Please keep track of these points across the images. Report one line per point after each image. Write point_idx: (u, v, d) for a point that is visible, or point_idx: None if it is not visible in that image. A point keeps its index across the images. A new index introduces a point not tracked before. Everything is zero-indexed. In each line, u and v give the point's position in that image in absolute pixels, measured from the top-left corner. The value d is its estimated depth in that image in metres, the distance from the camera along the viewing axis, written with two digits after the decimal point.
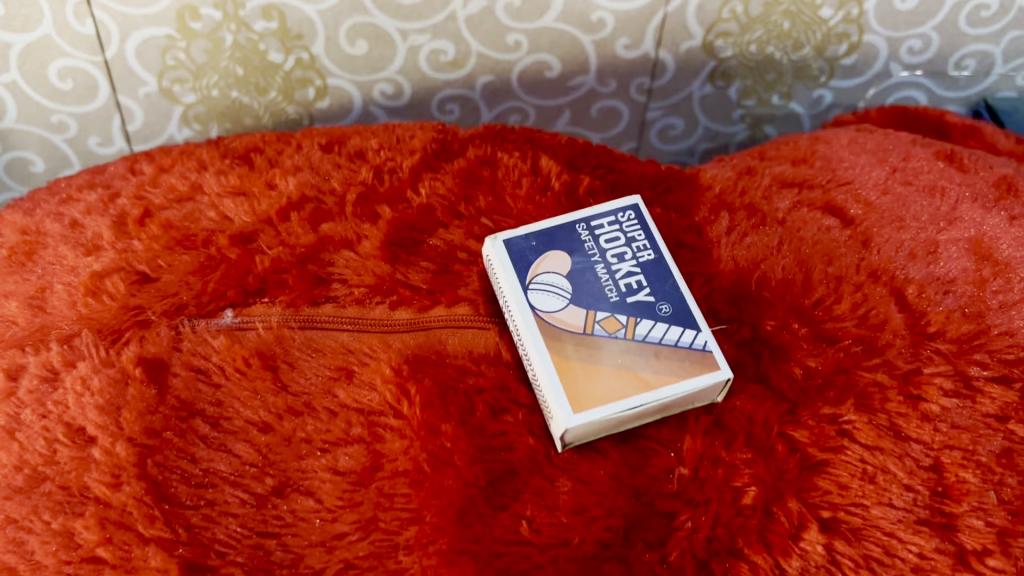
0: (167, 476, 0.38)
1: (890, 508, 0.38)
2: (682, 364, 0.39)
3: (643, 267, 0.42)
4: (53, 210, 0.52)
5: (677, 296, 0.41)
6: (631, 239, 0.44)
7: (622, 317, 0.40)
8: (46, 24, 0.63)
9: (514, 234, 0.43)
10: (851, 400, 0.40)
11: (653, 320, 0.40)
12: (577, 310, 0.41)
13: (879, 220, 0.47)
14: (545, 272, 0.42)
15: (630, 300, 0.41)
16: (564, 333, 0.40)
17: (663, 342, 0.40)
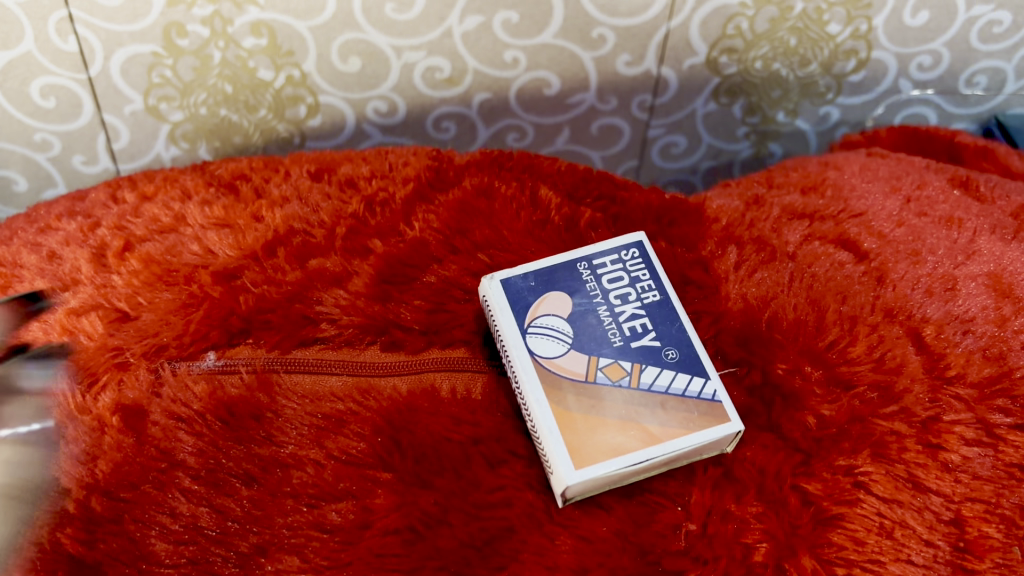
0: (144, 533, 0.36)
1: (908, 564, 0.36)
2: (690, 415, 0.37)
3: (648, 309, 0.40)
4: (31, 241, 0.49)
5: (684, 341, 0.39)
6: (635, 278, 0.42)
7: (626, 363, 0.38)
8: (27, 41, 0.61)
9: (511, 273, 0.41)
10: (868, 450, 0.38)
11: (659, 367, 0.38)
12: (579, 357, 0.38)
13: (894, 254, 0.45)
14: (544, 314, 0.40)
15: (635, 345, 0.39)
16: (567, 381, 0.38)
17: (669, 391, 0.38)
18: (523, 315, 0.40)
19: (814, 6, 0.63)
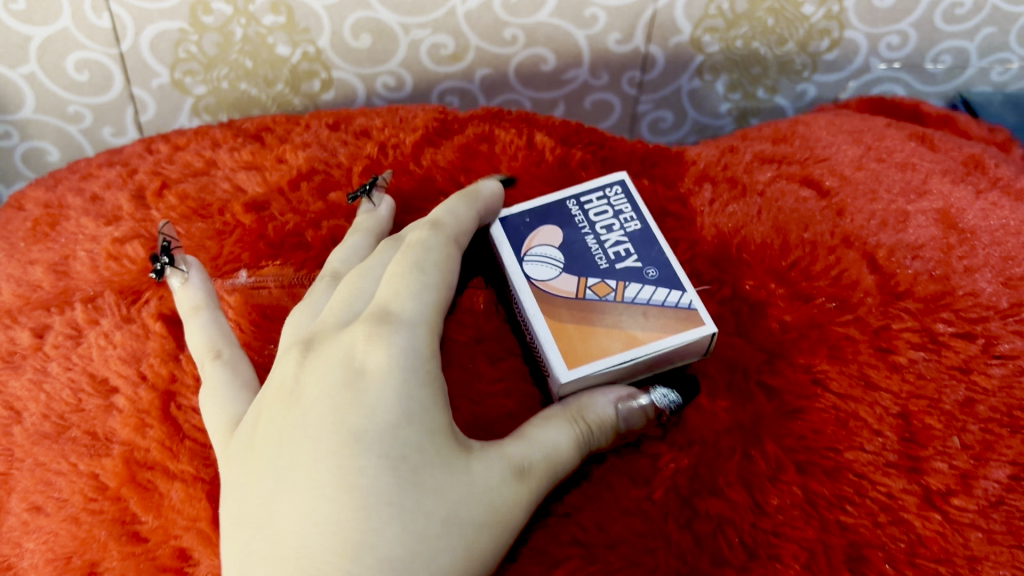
0: (186, 416, 0.42)
1: (862, 451, 0.41)
2: (666, 318, 0.41)
3: (631, 237, 0.45)
4: (75, 186, 0.55)
5: (663, 261, 0.44)
6: (619, 212, 0.46)
7: (611, 283, 0.43)
8: (65, 18, 0.66)
9: (508, 212, 0.47)
10: (825, 351, 0.43)
11: (641, 283, 0.43)
12: (569, 278, 0.43)
13: (853, 192, 0.50)
14: (538, 245, 0.45)
15: (619, 267, 0.44)
16: (557, 298, 0.42)
17: (650, 302, 0.42)
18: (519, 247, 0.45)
19: None
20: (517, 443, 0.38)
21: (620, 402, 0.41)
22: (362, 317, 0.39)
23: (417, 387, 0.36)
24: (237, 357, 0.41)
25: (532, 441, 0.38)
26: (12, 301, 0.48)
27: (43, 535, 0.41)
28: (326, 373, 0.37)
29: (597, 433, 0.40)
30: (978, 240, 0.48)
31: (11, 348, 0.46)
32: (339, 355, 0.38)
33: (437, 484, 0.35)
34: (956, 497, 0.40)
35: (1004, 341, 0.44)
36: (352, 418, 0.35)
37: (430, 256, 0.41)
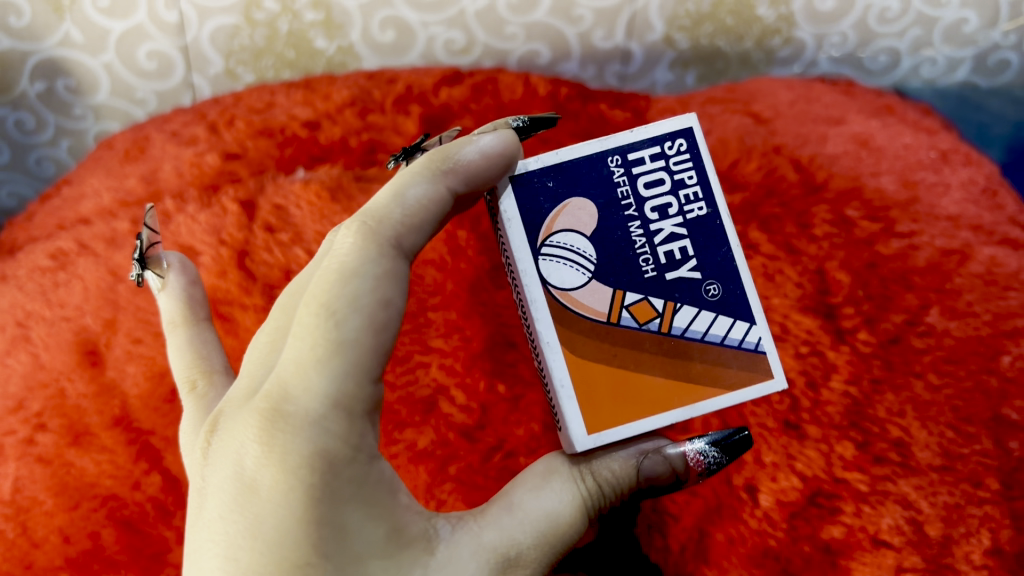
0: (256, 265, 0.54)
1: (786, 297, 0.54)
2: (729, 370, 0.40)
3: (690, 227, 0.40)
4: (159, 124, 0.67)
5: (724, 272, 0.40)
6: (678, 185, 0.41)
7: (657, 303, 0.40)
8: (141, 12, 0.82)
9: (524, 167, 0.40)
10: (755, 223, 0.56)
11: (696, 307, 0.40)
12: (601, 290, 0.40)
13: (785, 120, 0.62)
14: (562, 230, 0.40)
15: (670, 277, 0.40)
16: (589, 323, 0.39)
17: (699, 337, 0.40)
18: (534, 233, 0.40)
19: None
20: (502, 525, 0.38)
21: (645, 457, 0.42)
22: (268, 401, 0.37)
23: (320, 506, 0.35)
24: (212, 388, 0.45)
25: (526, 516, 0.38)
26: (112, 204, 0.61)
27: (143, 359, 0.53)
28: (230, 478, 0.37)
29: (608, 494, 0.40)
30: (884, 156, 0.60)
31: (113, 235, 0.58)
32: (240, 458, 0.37)
33: None
34: (861, 332, 0.53)
35: (903, 223, 0.57)
36: (246, 555, 0.35)
37: (357, 286, 0.38)
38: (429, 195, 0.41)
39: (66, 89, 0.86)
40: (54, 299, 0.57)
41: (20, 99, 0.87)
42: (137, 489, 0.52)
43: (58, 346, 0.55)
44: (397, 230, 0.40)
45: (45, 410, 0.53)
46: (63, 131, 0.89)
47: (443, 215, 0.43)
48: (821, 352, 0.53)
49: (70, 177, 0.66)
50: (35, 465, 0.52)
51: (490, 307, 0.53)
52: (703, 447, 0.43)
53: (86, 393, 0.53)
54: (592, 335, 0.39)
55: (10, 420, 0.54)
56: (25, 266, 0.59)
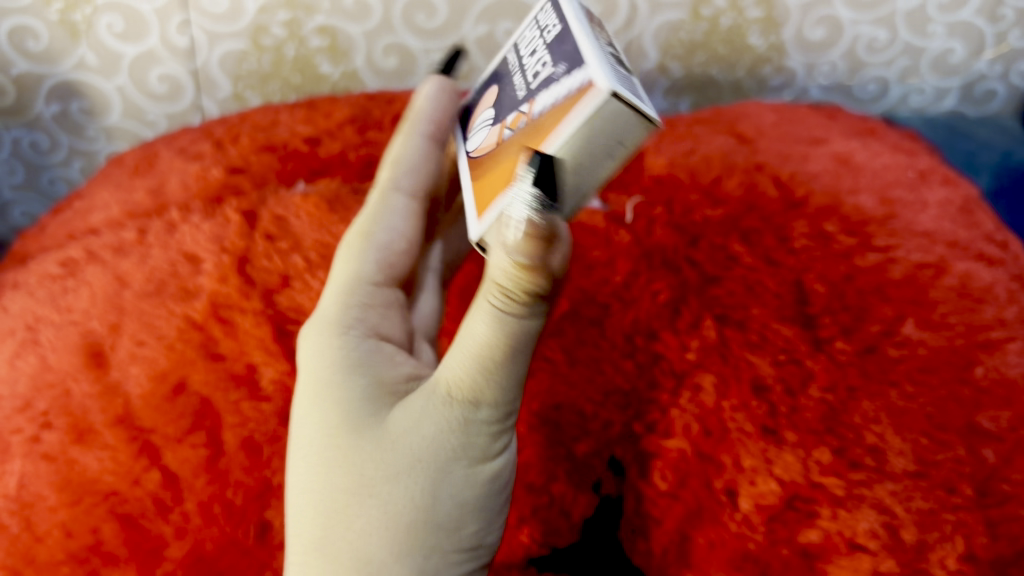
0: (257, 272, 0.56)
1: (766, 308, 0.55)
2: (563, 105, 0.40)
3: (548, 44, 0.46)
4: (167, 141, 0.70)
5: (568, 50, 0.43)
6: (544, 27, 0.48)
7: (523, 110, 0.46)
8: (153, 38, 0.83)
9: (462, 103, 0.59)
10: (737, 235, 0.57)
11: (547, 89, 0.44)
12: (494, 137, 0.49)
13: (768, 139, 0.65)
14: (477, 127, 0.53)
15: (532, 90, 0.46)
16: (487, 157, 0.48)
17: (544, 107, 0.43)
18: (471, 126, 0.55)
19: (738, 22, 0.86)
20: (450, 365, 0.47)
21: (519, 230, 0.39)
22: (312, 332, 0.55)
23: (320, 397, 0.50)
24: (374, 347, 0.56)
25: (469, 348, 0.45)
26: (120, 215, 0.63)
27: (146, 360, 0.54)
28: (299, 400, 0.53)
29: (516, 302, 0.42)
30: (862, 175, 0.63)
31: (119, 244, 0.61)
32: None
33: (352, 467, 0.47)
34: (838, 341, 0.55)
35: (880, 237, 0.59)
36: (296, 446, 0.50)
37: (349, 236, 0.56)
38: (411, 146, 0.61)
39: (79, 111, 0.89)
40: (63, 303, 0.59)
41: (35, 121, 0.90)
42: (136, 486, 0.52)
43: (67, 347, 0.57)
44: (395, 180, 0.60)
45: (51, 409, 0.56)
46: (76, 151, 0.92)
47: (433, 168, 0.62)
48: (798, 360, 0.54)
49: (82, 191, 0.69)
50: (40, 461, 0.54)
51: None
52: (532, 195, 0.39)
53: (90, 392, 0.55)
54: (491, 152, 0.48)
55: (18, 419, 0.56)
56: (37, 274, 0.62)
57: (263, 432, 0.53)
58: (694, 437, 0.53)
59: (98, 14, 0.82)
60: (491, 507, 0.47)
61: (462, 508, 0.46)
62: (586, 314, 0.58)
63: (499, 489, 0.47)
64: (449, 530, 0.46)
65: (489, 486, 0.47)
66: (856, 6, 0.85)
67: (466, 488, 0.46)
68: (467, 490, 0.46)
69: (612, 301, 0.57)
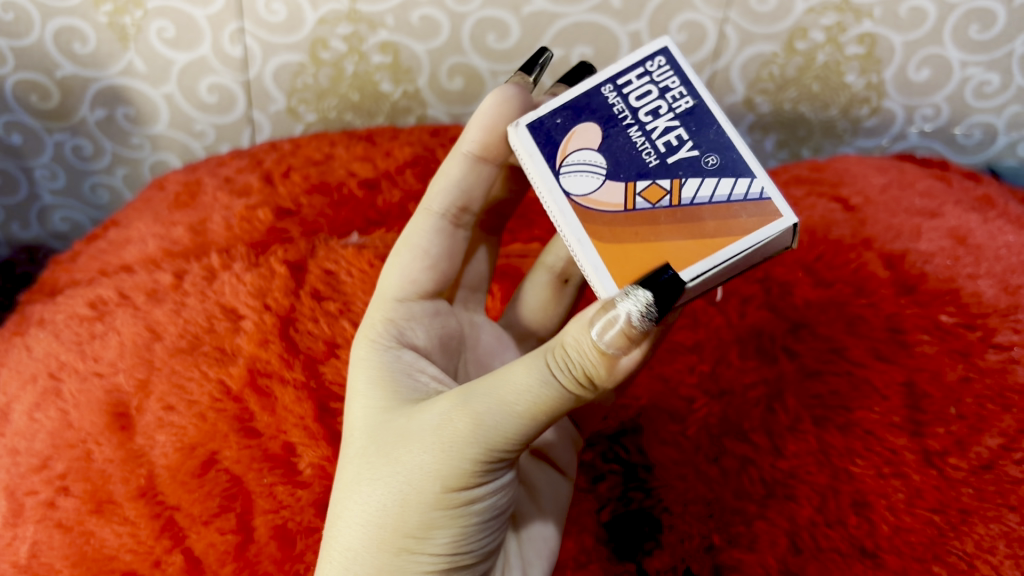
0: (300, 337, 0.51)
1: (871, 412, 0.48)
2: (738, 220, 0.40)
3: (682, 119, 0.42)
4: (213, 168, 0.65)
5: (721, 143, 0.42)
6: (665, 89, 0.43)
7: (664, 183, 0.41)
8: (205, 46, 0.78)
9: (536, 115, 0.43)
10: (842, 324, 0.51)
11: (701, 178, 0.41)
12: (614, 186, 0.42)
13: (876, 210, 0.58)
14: (575, 150, 0.42)
15: (671, 160, 0.42)
16: (610, 215, 0.41)
17: (719, 198, 0.40)
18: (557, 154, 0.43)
19: (835, 58, 0.79)
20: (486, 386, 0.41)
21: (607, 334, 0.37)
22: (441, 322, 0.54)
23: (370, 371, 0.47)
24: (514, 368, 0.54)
25: (499, 400, 0.40)
26: (156, 253, 0.58)
27: (174, 429, 0.49)
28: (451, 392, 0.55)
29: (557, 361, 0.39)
30: (983, 256, 0.54)
31: (154, 286, 0.55)
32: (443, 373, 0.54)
33: (371, 450, 0.43)
34: (950, 456, 0.46)
35: (1001, 333, 0.49)
36: None
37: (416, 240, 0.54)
38: (455, 164, 0.52)
39: (125, 118, 0.84)
40: (89, 351, 0.54)
41: (79, 126, 0.85)
42: (157, 568, 0.48)
43: (90, 406, 0.52)
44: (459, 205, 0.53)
45: (68, 472, 0.51)
46: (120, 159, 0.87)
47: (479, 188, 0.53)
48: (905, 474, 0.46)
49: (119, 218, 0.64)
50: (54, 530, 0.50)
51: None
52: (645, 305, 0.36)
53: (112, 457, 0.50)
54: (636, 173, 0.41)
55: (33, 480, 0.51)
56: (64, 312, 0.58)
57: (297, 520, 0.47)
58: (780, 555, 0.46)
59: (149, 19, 0.77)
60: (464, 527, 0.41)
61: (428, 523, 0.41)
62: (666, 406, 0.50)
63: (478, 513, 0.41)
64: (416, 538, 0.41)
65: (459, 516, 0.41)
66: (967, 48, 0.76)
67: (431, 506, 0.40)
68: (433, 512, 0.40)
69: (697, 394, 0.50)
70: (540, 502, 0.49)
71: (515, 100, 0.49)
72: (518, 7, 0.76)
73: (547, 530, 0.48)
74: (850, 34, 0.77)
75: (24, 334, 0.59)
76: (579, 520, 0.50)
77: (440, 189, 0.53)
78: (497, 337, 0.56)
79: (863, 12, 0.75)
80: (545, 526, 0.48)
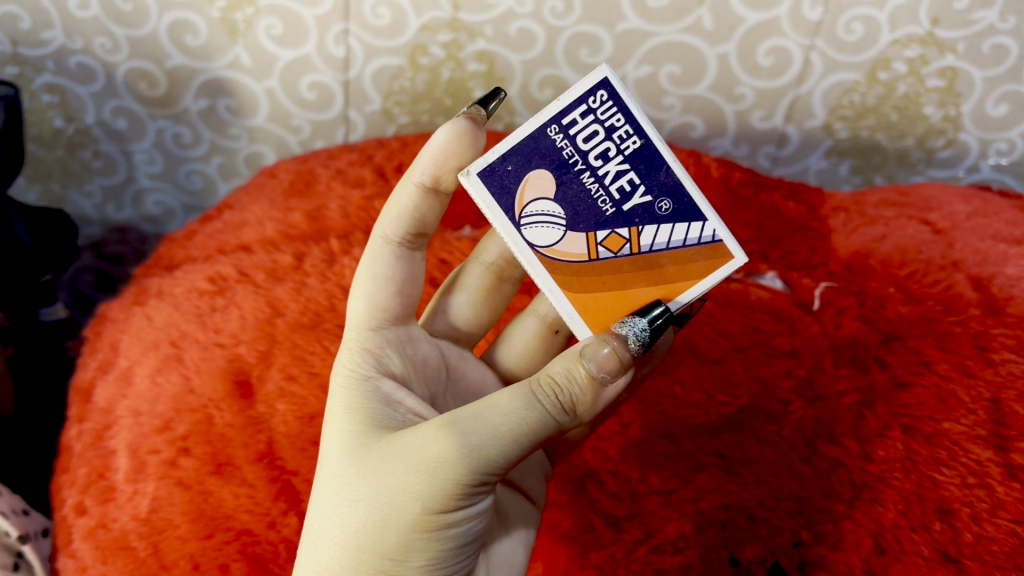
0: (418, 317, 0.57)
1: (958, 423, 0.50)
2: (695, 263, 0.45)
3: (632, 161, 0.44)
4: (324, 160, 0.68)
5: (673, 186, 0.44)
6: (610, 129, 0.44)
7: (623, 232, 0.45)
8: (310, 45, 0.82)
9: (486, 162, 0.45)
10: (932, 340, 0.52)
11: (657, 224, 0.45)
12: (575, 237, 0.45)
13: (964, 234, 0.60)
14: (534, 201, 0.45)
15: (627, 208, 0.45)
16: (578, 265, 0.46)
17: (673, 245, 0.45)
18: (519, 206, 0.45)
19: (915, 90, 0.81)
20: (466, 411, 0.41)
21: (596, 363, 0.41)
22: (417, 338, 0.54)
23: (351, 393, 0.47)
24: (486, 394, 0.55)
25: (479, 424, 0.40)
26: (274, 234, 0.61)
27: (295, 397, 0.52)
28: None
29: (540, 389, 0.41)
30: None
31: (273, 266, 0.59)
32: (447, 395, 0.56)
33: (350, 473, 0.43)
34: None
35: None
36: None
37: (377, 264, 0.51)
38: (406, 194, 0.50)
39: (226, 110, 0.88)
40: (210, 323, 0.57)
41: (181, 114, 0.89)
42: (272, 529, 0.50)
43: (210, 372, 0.55)
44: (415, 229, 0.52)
45: (189, 434, 0.54)
46: (217, 148, 0.91)
47: (433, 213, 0.51)
48: (989, 485, 0.48)
49: (233, 202, 0.68)
50: (175, 488, 0.53)
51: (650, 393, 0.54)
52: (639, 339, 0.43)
53: (233, 423, 0.53)
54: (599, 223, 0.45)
55: (156, 439, 0.55)
56: (184, 286, 0.61)
57: None
58: (865, 555, 0.48)
59: (259, 16, 0.80)
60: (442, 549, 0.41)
61: (405, 546, 0.41)
62: (763, 407, 0.52)
63: (456, 536, 0.41)
64: (394, 560, 0.41)
65: (438, 538, 0.41)
66: None
67: (408, 529, 0.40)
68: (412, 534, 0.40)
69: (794, 398, 0.51)
70: (513, 530, 0.48)
71: (467, 138, 0.47)
72: (613, 24, 0.79)
73: (518, 555, 0.47)
74: (932, 67, 0.79)
75: (143, 305, 0.62)
76: (679, 507, 0.49)
77: (393, 217, 0.51)
78: (460, 355, 0.55)
79: (947, 46, 0.77)
80: (514, 551, 0.47)
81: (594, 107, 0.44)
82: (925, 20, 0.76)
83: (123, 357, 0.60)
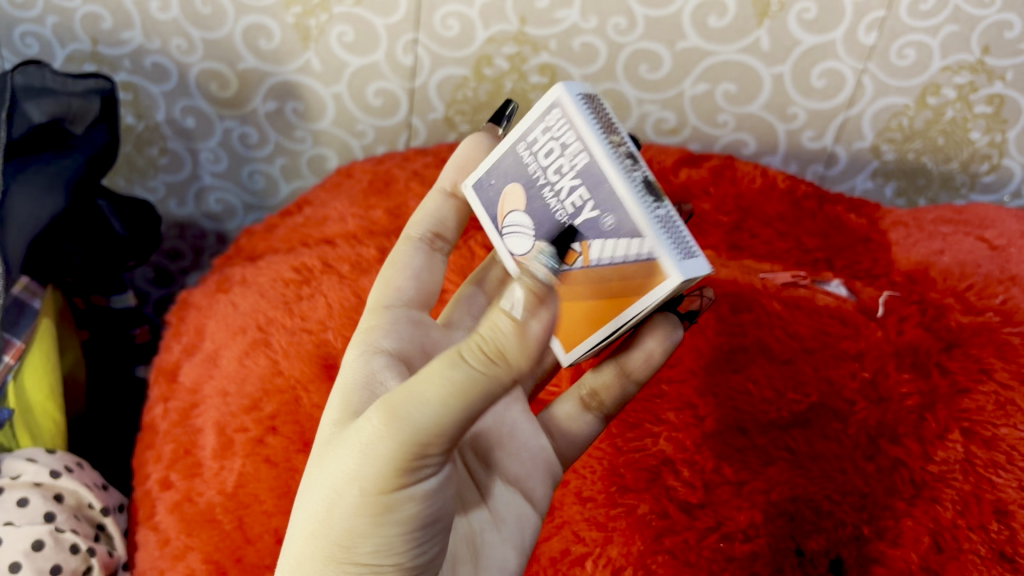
0: None
1: (1016, 429, 0.52)
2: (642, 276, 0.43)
3: (579, 177, 0.45)
4: (400, 161, 0.71)
5: (613, 201, 0.44)
6: (564, 145, 0.45)
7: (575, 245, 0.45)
8: (380, 52, 0.85)
9: (477, 176, 0.52)
10: (994, 349, 0.55)
11: (602, 240, 0.44)
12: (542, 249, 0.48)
13: (1019, 251, 0.62)
14: (510, 213, 0.49)
15: (578, 222, 0.45)
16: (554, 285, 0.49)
17: (616, 260, 0.44)
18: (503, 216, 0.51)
19: (963, 115, 0.83)
20: None
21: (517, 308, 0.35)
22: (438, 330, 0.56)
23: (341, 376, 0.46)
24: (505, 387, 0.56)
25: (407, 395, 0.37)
26: (356, 230, 0.64)
27: None
28: None
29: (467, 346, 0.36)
30: None
31: (357, 259, 0.62)
32: None
33: (319, 455, 0.43)
34: None
35: None
36: None
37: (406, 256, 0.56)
38: (433, 201, 0.58)
39: (293, 112, 0.91)
40: (297, 310, 0.60)
41: (249, 116, 0.92)
42: None
43: (297, 355, 0.58)
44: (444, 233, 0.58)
45: (276, 413, 0.56)
46: (281, 149, 0.94)
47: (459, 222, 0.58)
48: None
49: (312, 199, 0.71)
50: (262, 464, 0.55)
51: (723, 391, 0.55)
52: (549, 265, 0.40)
53: (320, 404, 0.56)
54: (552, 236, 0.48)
55: (243, 418, 0.57)
56: (269, 275, 0.63)
57: None
58: (923, 552, 0.50)
59: (333, 23, 0.84)
60: (388, 535, 0.39)
61: (351, 530, 0.39)
62: (830, 406, 0.54)
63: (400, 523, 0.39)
64: (342, 545, 0.40)
65: (381, 522, 0.39)
66: None
67: (352, 512, 0.39)
68: (354, 519, 0.39)
69: (859, 399, 0.54)
70: (503, 529, 0.50)
71: (484, 141, 0.55)
72: (673, 42, 0.82)
73: (508, 560, 0.49)
74: (980, 93, 0.81)
75: (227, 292, 0.65)
76: (750, 497, 0.52)
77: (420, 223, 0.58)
78: None
79: (996, 74, 0.79)
80: (505, 559, 0.49)
81: (551, 124, 0.46)
82: (976, 48, 0.78)
83: (210, 341, 0.63)
